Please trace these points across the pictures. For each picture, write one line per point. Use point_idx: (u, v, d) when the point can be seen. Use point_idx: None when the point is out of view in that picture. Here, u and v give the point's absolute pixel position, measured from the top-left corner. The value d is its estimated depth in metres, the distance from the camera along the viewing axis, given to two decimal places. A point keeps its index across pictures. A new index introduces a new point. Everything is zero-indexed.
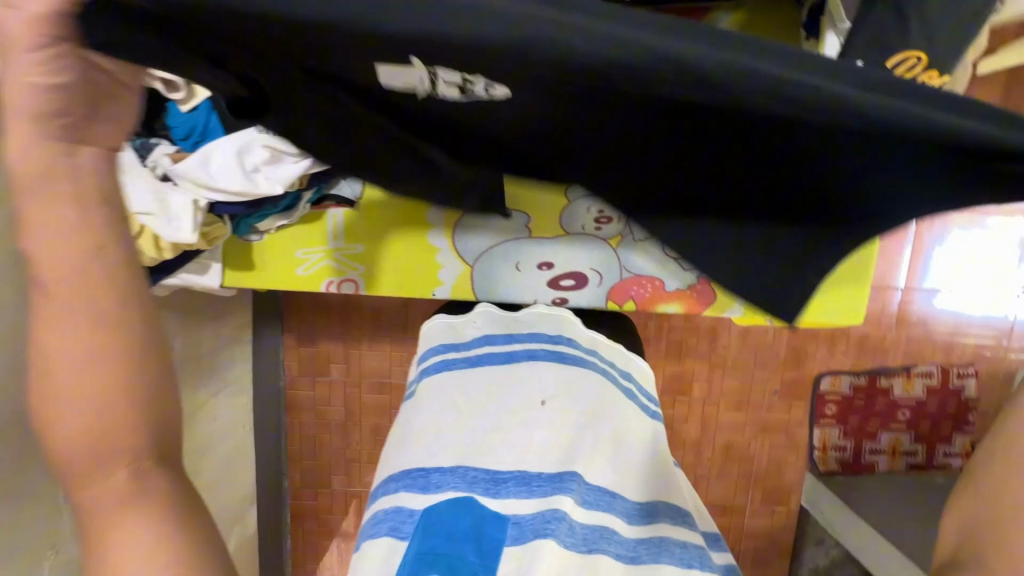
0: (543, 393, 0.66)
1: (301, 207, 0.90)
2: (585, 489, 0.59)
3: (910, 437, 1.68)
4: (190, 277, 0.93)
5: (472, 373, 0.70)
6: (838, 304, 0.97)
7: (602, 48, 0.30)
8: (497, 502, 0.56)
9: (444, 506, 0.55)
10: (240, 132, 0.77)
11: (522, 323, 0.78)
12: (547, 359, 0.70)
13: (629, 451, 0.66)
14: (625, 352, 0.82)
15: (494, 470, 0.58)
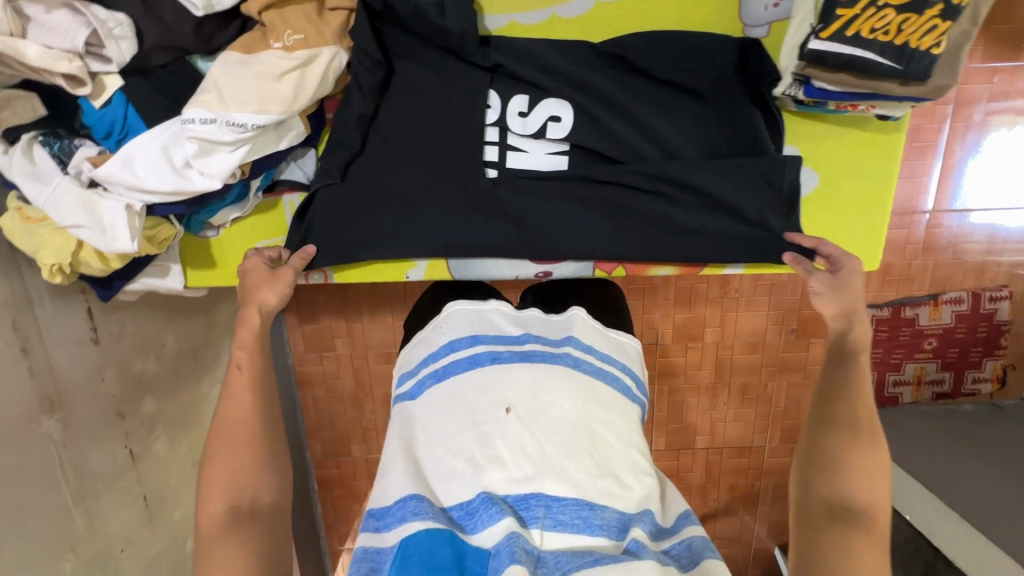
0: (509, 399, 0.67)
1: (252, 196, 0.83)
2: (552, 511, 0.62)
3: (935, 366, 1.57)
4: (152, 282, 0.87)
5: (439, 390, 0.70)
6: (851, 247, 0.87)
7: (490, 243, 0.84)
8: (474, 538, 0.61)
9: (423, 536, 0.59)
10: (161, 124, 0.69)
11: (493, 325, 0.75)
12: (512, 362, 0.70)
13: (605, 449, 0.67)
14: (605, 329, 0.78)
15: (466, 502, 0.63)
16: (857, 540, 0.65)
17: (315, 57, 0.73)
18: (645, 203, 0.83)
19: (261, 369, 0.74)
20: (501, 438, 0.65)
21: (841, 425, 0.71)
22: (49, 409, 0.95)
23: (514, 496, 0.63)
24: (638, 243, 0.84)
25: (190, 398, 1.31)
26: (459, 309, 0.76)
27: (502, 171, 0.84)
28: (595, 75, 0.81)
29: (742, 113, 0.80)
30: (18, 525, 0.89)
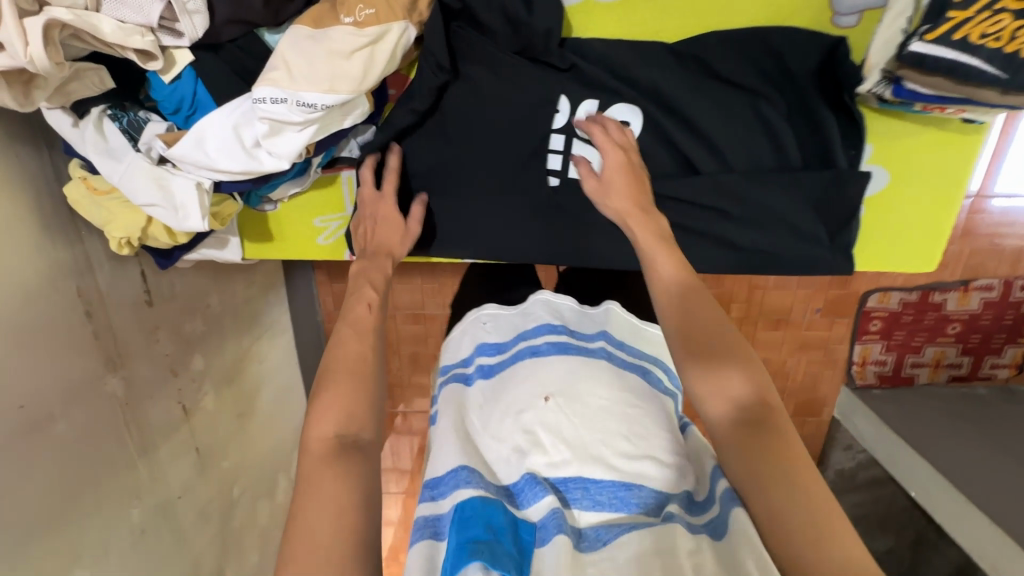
0: (546, 390, 0.71)
1: (313, 172, 0.82)
2: (591, 492, 0.64)
3: (956, 351, 1.60)
4: (211, 253, 0.86)
5: (486, 388, 0.77)
6: (909, 248, 0.86)
7: (547, 235, 0.87)
8: (522, 511, 0.64)
9: (478, 502, 0.61)
10: (232, 102, 0.68)
11: (530, 318, 0.83)
12: (548, 356, 0.75)
13: (645, 437, 0.68)
14: (636, 324, 0.84)
15: (511, 484, 0.67)
16: (775, 444, 0.59)
17: (385, 33, 0.70)
18: (708, 198, 0.82)
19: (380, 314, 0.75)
20: (542, 422, 0.68)
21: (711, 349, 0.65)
22: (113, 368, 0.98)
23: (555, 479, 0.66)
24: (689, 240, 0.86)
25: (232, 353, 1.36)
26: (497, 314, 0.84)
27: (564, 179, 0.84)
28: (670, 62, 0.77)
29: (820, 113, 0.77)
30: (91, 477, 0.94)
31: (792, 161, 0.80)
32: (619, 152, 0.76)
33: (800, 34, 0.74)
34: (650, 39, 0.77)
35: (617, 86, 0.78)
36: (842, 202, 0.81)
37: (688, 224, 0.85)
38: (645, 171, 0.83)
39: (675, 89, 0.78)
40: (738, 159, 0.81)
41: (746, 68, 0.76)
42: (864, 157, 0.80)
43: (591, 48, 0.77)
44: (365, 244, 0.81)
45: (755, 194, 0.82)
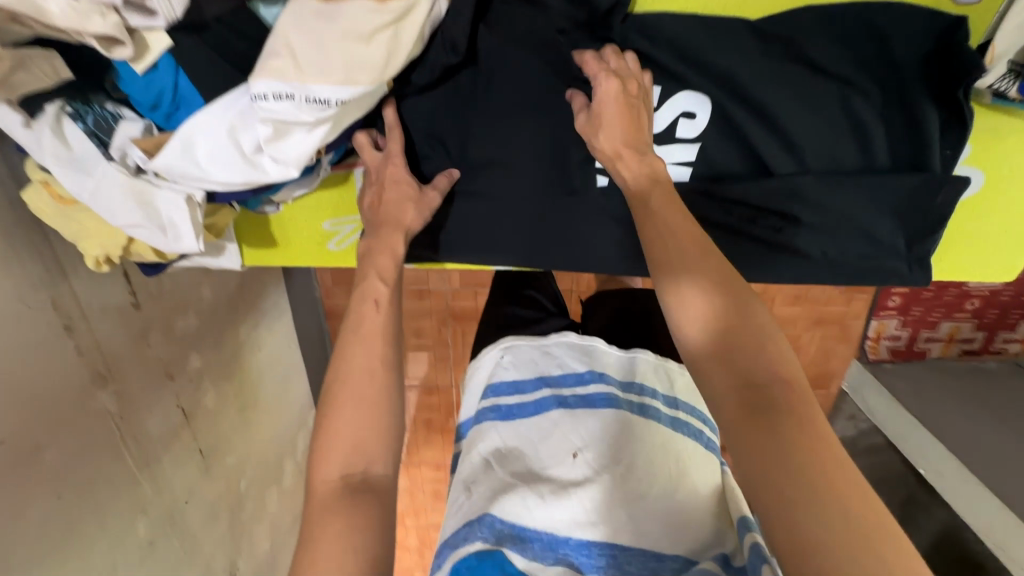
0: (574, 444, 0.70)
1: (322, 170, 0.69)
2: (616, 559, 0.61)
3: (971, 326, 1.55)
4: (205, 261, 0.74)
5: (503, 426, 0.74)
6: (989, 253, 0.77)
7: (590, 242, 0.76)
8: (523, 560, 0.60)
9: (473, 561, 0.59)
10: (226, 98, 0.55)
11: (554, 359, 0.81)
12: (581, 409, 0.74)
13: (676, 496, 0.66)
14: (666, 368, 0.84)
15: (521, 529, 0.63)
16: (787, 425, 0.48)
17: (414, 8, 0.56)
18: (779, 202, 0.71)
19: (391, 315, 0.63)
20: (569, 478, 0.68)
21: (697, 311, 0.54)
22: (102, 383, 0.89)
23: (578, 539, 0.63)
24: (750, 248, 0.76)
25: (230, 346, 1.26)
26: (517, 346, 0.82)
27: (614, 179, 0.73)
28: (748, 43, 0.64)
29: (923, 108, 0.66)
30: (89, 501, 0.87)
31: (879, 163, 0.70)
32: (612, 81, 0.61)
33: (905, 12, 0.62)
34: (726, 15, 0.64)
35: (685, 71, 0.65)
36: (927, 210, 0.72)
37: (752, 232, 0.74)
38: (706, 170, 0.72)
39: (752, 77, 0.65)
40: (815, 159, 0.70)
41: (838, 52, 0.65)
42: (961, 158, 0.70)
43: (657, 24, 0.64)
44: (372, 213, 0.68)
45: (833, 199, 0.71)
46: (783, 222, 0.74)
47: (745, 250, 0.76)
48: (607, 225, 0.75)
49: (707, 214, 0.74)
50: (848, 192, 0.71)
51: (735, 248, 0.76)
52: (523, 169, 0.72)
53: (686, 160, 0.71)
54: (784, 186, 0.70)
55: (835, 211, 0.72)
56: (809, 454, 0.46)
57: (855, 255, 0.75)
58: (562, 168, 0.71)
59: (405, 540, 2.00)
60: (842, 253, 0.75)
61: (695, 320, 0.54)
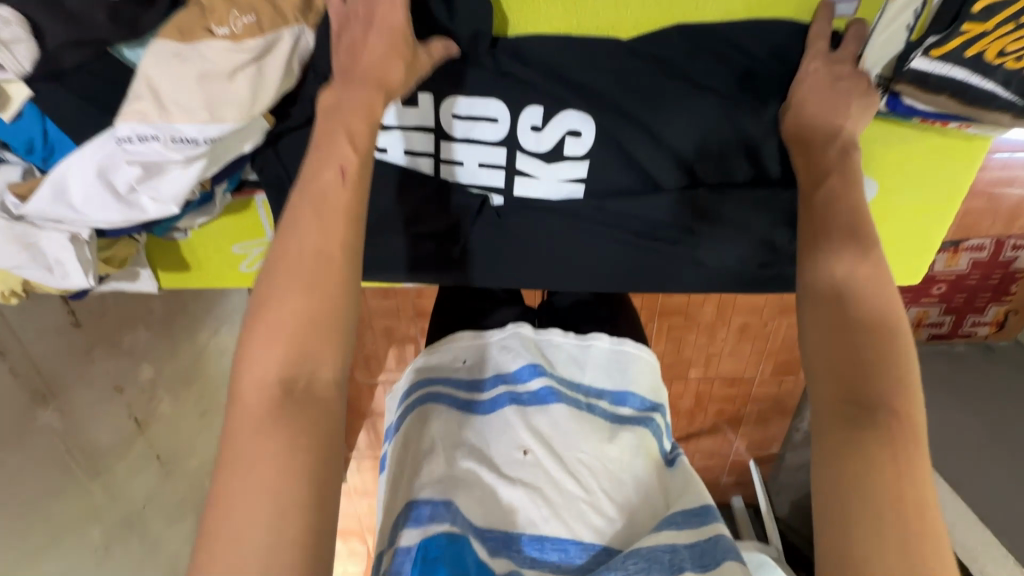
0: (524, 441, 0.68)
1: (219, 200, 0.71)
2: (568, 553, 0.61)
3: (939, 310, 1.44)
4: (121, 286, 0.78)
5: (457, 424, 0.70)
6: (895, 258, 0.78)
7: (491, 262, 0.77)
8: (484, 550, 0.60)
9: (444, 542, 0.57)
10: (92, 142, 0.56)
11: (509, 354, 0.76)
12: (531, 407, 0.71)
13: (629, 492, 0.67)
14: (623, 356, 0.78)
15: (482, 529, 0.62)
16: (880, 456, 0.43)
17: (273, 44, 0.57)
18: (672, 218, 0.72)
19: (353, 240, 0.50)
20: (531, 473, 0.66)
21: (825, 334, 0.49)
22: (43, 402, 0.93)
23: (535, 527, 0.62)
24: (647, 265, 0.76)
25: (187, 353, 1.30)
26: (469, 345, 0.78)
27: (508, 198, 0.74)
28: (625, 59, 0.64)
29: None
30: (42, 511, 0.92)
31: (770, 174, 0.70)
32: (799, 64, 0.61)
33: (776, 26, 0.62)
34: (601, 34, 0.64)
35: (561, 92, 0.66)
36: None
37: (666, 247, 0.75)
38: (598, 186, 0.72)
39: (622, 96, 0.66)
40: (705, 172, 0.70)
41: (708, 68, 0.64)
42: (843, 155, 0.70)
43: (530, 45, 0.64)
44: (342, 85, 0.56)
45: (728, 210, 0.71)
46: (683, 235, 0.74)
47: (644, 268, 0.77)
48: (507, 244, 0.76)
49: (600, 231, 0.74)
50: (741, 204, 0.71)
51: (634, 266, 0.77)
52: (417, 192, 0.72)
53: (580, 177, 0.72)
54: (680, 197, 0.71)
55: (731, 223, 0.72)
56: (886, 477, 0.43)
57: (758, 264, 0.76)
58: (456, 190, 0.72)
59: None
60: (743, 262, 0.75)
61: (820, 338, 0.50)
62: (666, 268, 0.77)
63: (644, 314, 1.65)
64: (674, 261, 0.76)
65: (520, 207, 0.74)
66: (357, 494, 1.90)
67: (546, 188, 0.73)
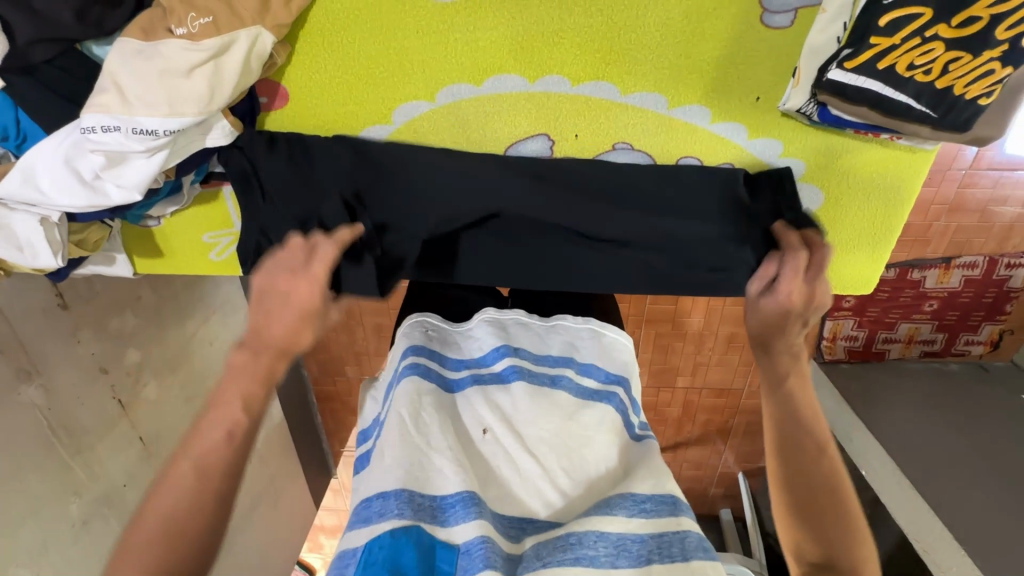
0: (485, 420, 0.70)
1: (188, 189, 0.75)
2: (524, 530, 0.64)
3: (932, 327, 1.40)
4: (99, 269, 0.81)
5: (421, 386, 0.70)
6: (847, 269, 0.79)
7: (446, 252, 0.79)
8: (444, 531, 0.60)
9: (387, 540, 0.56)
10: (61, 132, 0.60)
11: (475, 340, 0.81)
12: (492, 385, 0.74)
13: (587, 464, 0.68)
14: (594, 330, 0.82)
15: (439, 497, 0.62)
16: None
17: (229, 45, 0.61)
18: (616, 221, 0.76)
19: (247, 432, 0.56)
20: (493, 456, 0.68)
21: (801, 495, 0.63)
22: (27, 377, 0.97)
23: (468, 494, 0.61)
24: (598, 257, 0.78)
25: (174, 340, 1.35)
26: (441, 329, 0.82)
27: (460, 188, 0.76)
28: (568, 62, 0.66)
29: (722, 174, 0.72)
30: (20, 482, 0.97)
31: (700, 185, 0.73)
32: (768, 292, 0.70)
33: (713, 38, 0.63)
34: (543, 40, 0.65)
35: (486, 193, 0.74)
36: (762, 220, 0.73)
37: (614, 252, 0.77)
38: (543, 185, 0.73)
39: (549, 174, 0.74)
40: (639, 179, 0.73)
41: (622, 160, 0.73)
42: (742, 140, 0.70)
43: (475, 46, 0.66)
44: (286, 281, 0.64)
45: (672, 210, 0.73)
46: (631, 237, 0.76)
47: (597, 264, 0.79)
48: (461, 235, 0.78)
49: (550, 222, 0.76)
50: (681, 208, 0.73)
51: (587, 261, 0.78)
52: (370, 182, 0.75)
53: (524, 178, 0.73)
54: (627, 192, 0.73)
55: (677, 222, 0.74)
56: None
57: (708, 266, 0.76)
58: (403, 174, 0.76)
59: None
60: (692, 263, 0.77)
61: (795, 498, 0.63)
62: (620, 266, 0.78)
63: (631, 321, 1.65)
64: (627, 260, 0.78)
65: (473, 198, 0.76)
66: (344, 490, 1.93)
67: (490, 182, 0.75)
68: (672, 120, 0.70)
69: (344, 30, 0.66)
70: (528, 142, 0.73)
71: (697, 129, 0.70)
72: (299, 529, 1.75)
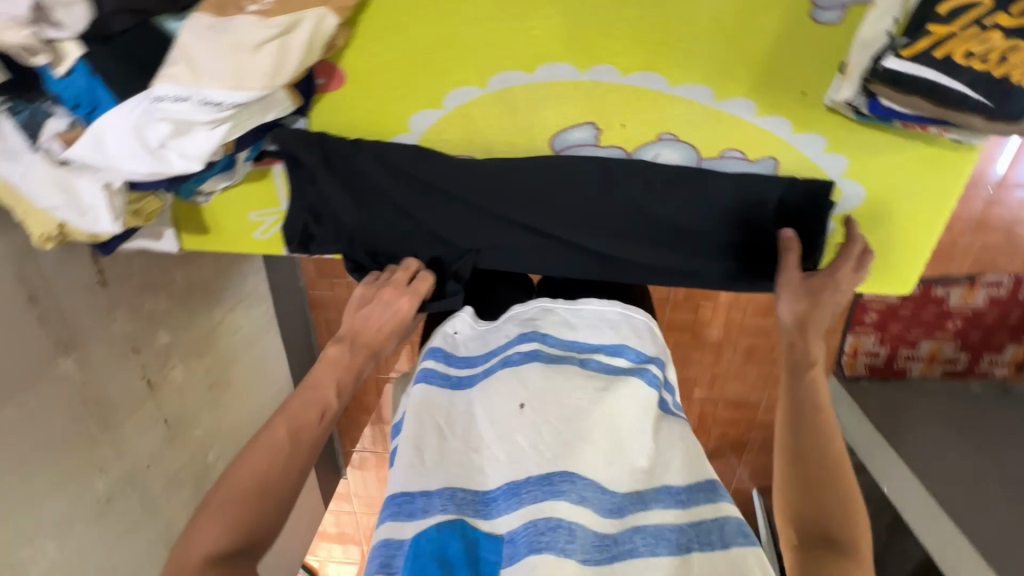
0: (524, 396, 0.69)
1: (241, 166, 0.77)
2: (577, 487, 0.62)
3: (954, 346, 1.37)
4: (146, 243, 0.84)
5: (453, 398, 0.73)
6: (882, 266, 0.80)
7: (486, 236, 0.82)
8: (488, 522, 0.63)
9: (434, 533, 0.60)
10: (130, 100, 0.63)
11: (499, 332, 0.79)
12: (522, 365, 0.71)
13: (620, 433, 0.67)
14: (623, 316, 0.79)
15: (482, 492, 0.65)
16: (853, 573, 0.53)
17: (295, 23, 0.63)
18: (649, 213, 0.77)
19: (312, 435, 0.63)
20: (520, 432, 0.66)
21: (806, 465, 0.60)
22: (65, 350, 0.99)
23: (510, 486, 0.64)
24: (630, 238, 0.80)
25: (201, 326, 1.36)
26: (472, 331, 0.81)
27: (497, 165, 0.77)
28: (619, 53, 0.68)
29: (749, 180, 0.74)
30: (49, 453, 0.97)
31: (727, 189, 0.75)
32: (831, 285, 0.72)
33: (768, 30, 0.65)
34: (596, 31, 0.67)
35: (524, 207, 0.79)
36: (794, 216, 0.75)
37: (667, 239, 0.79)
38: (579, 180, 0.76)
39: (583, 191, 0.77)
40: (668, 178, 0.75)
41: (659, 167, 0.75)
42: (785, 133, 0.71)
43: (530, 35, 0.68)
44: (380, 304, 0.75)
45: (702, 200, 0.76)
46: (661, 229, 0.79)
47: (629, 255, 0.81)
48: (502, 220, 0.81)
49: (586, 207, 0.78)
50: (708, 204, 0.76)
51: (620, 248, 0.80)
52: (417, 165, 0.77)
53: (560, 168, 0.76)
54: (655, 188, 0.76)
55: (703, 214, 0.77)
56: None
57: (734, 256, 0.79)
58: (443, 160, 0.77)
59: None
60: (720, 251, 0.79)
61: (800, 472, 0.60)
62: (651, 254, 0.80)
63: None
64: (659, 252, 0.80)
65: (509, 185, 0.78)
66: (352, 491, 1.91)
67: (527, 174, 0.77)
68: (718, 112, 0.71)
69: (405, 18, 0.68)
70: (572, 131, 0.74)
71: (742, 122, 0.71)
72: (307, 527, 1.73)
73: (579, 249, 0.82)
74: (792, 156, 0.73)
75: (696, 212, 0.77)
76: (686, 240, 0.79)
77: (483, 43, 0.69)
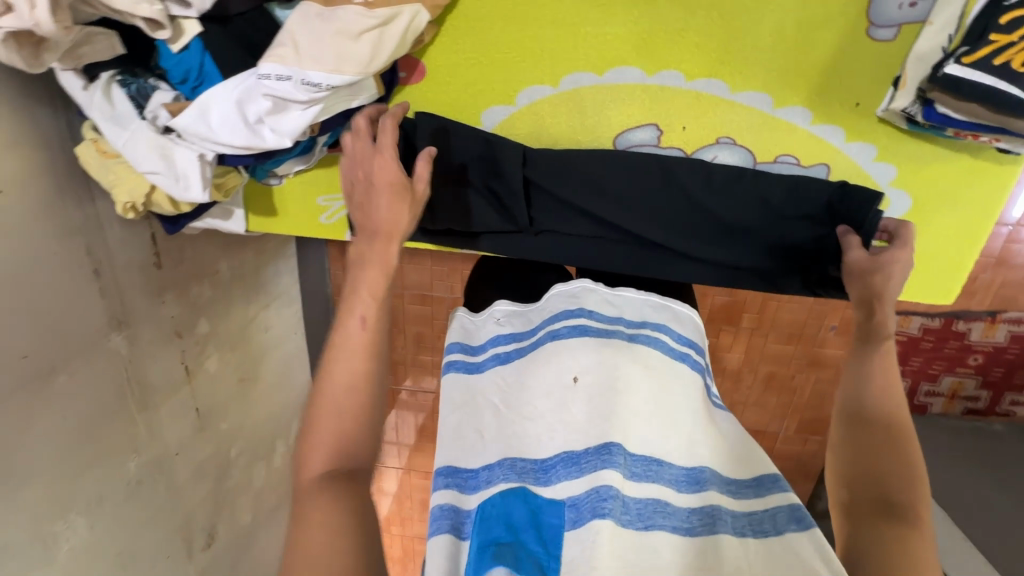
0: (577, 368, 0.66)
1: (318, 150, 0.81)
2: (633, 462, 0.63)
3: (975, 383, 1.37)
4: (215, 223, 0.87)
5: (506, 372, 0.71)
6: (926, 275, 0.83)
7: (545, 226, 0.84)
8: (549, 489, 0.64)
9: (499, 499, 0.63)
10: (238, 76, 0.68)
11: (545, 309, 0.74)
12: (568, 339, 0.68)
13: (674, 412, 0.64)
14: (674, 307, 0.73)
15: (541, 460, 0.65)
16: (910, 532, 0.56)
17: (394, 16, 0.69)
18: (696, 201, 0.79)
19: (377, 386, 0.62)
20: (575, 404, 0.65)
21: (868, 434, 0.64)
22: (117, 326, 1.01)
23: (567, 455, 0.64)
24: (685, 227, 0.81)
25: (237, 320, 1.37)
26: (513, 308, 0.77)
27: (558, 155, 0.81)
28: (687, 59, 0.73)
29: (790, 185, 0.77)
30: (91, 429, 0.98)
31: (774, 188, 0.77)
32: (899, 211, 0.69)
33: (830, 43, 0.70)
34: (666, 38, 0.72)
35: (584, 199, 0.81)
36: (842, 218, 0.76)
37: (724, 237, 0.81)
38: (633, 173, 0.79)
39: (637, 184, 0.80)
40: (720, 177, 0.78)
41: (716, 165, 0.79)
42: (838, 141, 0.76)
43: (607, 40, 0.73)
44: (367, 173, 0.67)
45: (754, 191, 0.78)
46: (709, 223, 0.81)
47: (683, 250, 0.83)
48: (561, 210, 0.83)
49: (641, 198, 0.80)
50: (754, 201, 0.78)
51: (673, 241, 0.81)
52: (476, 153, 0.80)
53: (616, 158, 0.79)
54: (706, 187, 0.79)
55: (751, 213, 0.79)
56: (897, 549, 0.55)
57: (779, 256, 0.81)
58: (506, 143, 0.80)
59: (391, 548, 1.88)
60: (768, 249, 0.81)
61: (861, 441, 0.64)
62: (704, 249, 0.82)
63: None
64: (711, 247, 0.82)
65: (570, 173, 0.80)
66: None
67: (586, 160, 0.80)
68: (775, 119, 0.76)
69: (488, 20, 0.74)
70: (636, 131, 0.79)
71: (798, 128, 0.76)
72: None
73: (635, 243, 0.84)
74: (842, 162, 0.77)
75: (741, 210, 0.79)
76: (734, 236, 0.81)
77: (562, 46, 0.75)
